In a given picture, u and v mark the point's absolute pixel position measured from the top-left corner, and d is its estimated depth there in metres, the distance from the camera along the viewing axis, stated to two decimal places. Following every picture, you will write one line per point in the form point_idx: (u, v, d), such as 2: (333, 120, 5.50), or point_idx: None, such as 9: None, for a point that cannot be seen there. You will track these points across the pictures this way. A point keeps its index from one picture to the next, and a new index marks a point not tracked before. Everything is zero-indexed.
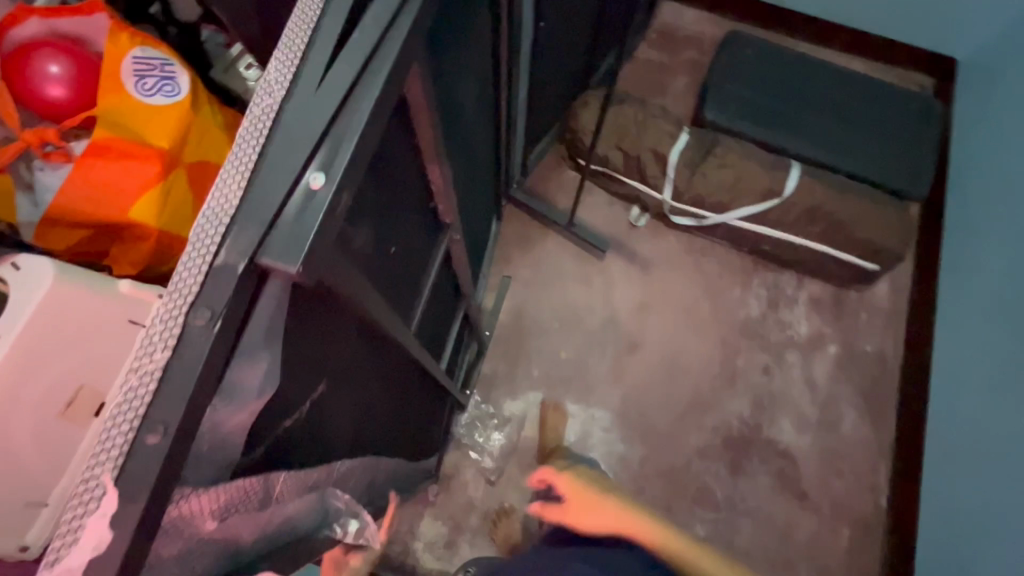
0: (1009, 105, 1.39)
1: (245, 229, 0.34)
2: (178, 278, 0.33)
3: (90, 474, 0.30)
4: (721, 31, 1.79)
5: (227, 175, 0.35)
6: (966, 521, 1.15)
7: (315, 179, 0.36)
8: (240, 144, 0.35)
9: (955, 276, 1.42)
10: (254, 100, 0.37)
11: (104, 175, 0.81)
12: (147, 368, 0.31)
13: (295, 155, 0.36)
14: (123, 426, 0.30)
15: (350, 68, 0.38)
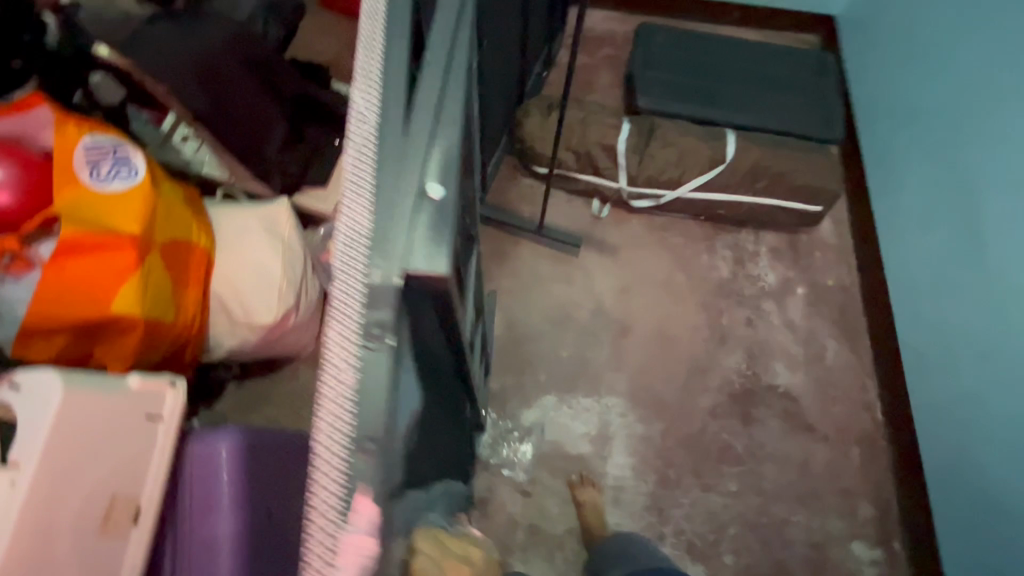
0: (893, 47, 1.59)
1: (389, 251, 0.51)
2: (352, 317, 0.47)
3: (332, 477, 0.42)
4: (629, 26, 1.92)
5: (359, 212, 0.51)
6: (958, 410, 1.29)
7: (431, 200, 0.55)
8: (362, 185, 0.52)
9: (886, 201, 1.58)
10: (355, 154, 0.53)
11: (83, 274, 0.86)
12: (350, 388, 0.45)
13: (402, 192, 0.54)
14: (348, 434, 0.44)
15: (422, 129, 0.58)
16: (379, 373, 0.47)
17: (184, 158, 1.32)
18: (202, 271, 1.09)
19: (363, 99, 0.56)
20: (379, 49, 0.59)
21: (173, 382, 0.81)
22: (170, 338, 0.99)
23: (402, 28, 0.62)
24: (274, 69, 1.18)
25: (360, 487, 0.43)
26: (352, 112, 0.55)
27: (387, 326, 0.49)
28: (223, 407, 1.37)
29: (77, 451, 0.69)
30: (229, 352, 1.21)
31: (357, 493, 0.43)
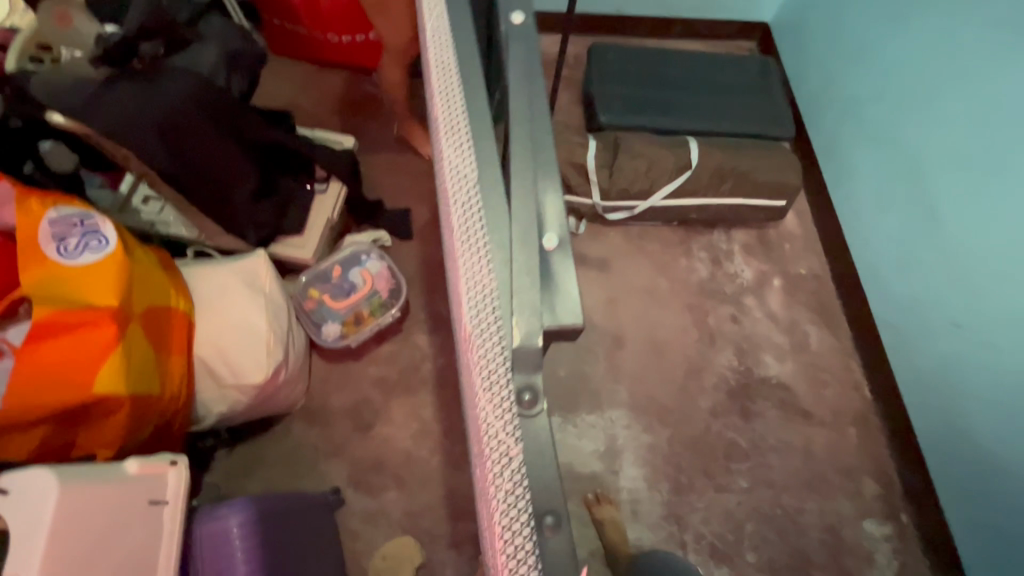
0: (828, 46, 1.70)
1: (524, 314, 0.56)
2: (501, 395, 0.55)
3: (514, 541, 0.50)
4: (580, 47, 1.99)
5: (482, 288, 0.57)
6: (939, 379, 1.36)
7: (551, 244, 0.59)
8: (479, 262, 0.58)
9: (842, 188, 1.67)
10: (463, 237, 0.60)
11: (61, 356, 0.80)
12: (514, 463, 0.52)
13: (531, 246, 0.58)
14: (522, 505, 0.51)
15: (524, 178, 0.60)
16: (540, 432, 0.54)
17: (144, 220, 1.28)
18: (184, 337, 1.04)
19: (457, 180, 0.62)
20: (461, 126, 0.65)
21: (175, 461, 0.76)
22: (158, 413, 0.93)
23: (476, 99, 0.67)
24: (240, 119, 1.15)
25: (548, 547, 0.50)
26: (455, 186, 0.62)
27: (536, 385, 0.55)
28: (213, 477, 1.29)
29: (85, 552, 0.63)
30: (218, 419, 1.15)
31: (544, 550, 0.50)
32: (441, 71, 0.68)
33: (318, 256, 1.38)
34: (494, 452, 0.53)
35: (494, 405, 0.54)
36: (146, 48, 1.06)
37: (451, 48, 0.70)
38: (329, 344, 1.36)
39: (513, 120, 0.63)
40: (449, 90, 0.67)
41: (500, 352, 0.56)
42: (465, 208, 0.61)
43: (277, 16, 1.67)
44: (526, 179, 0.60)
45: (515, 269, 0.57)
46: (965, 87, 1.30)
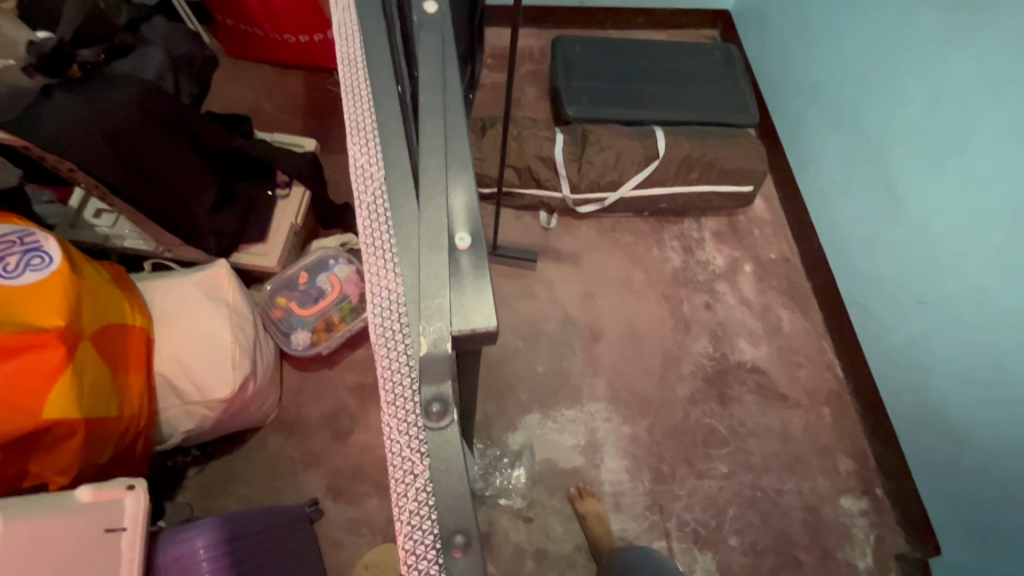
0: (789, 31, 1.72)
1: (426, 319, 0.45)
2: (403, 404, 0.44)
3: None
4: (545, 40, 1.97)
5: (381, 282, 0.47)
6: (906, 356, 1.39)
7: (462, 241, 0.47)
8: (378, 251, 0.48)
9: (807, 172, 1.70)
10: (363, 223, 0.50)
11: (6, 383, 0.76)
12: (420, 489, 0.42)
13: (437, 238, 0.47)
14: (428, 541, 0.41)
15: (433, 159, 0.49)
16: (453, 451, 0.42)
17: (100, 234, 1.22)
18: (143, 354, 1.00)
19: (361, 161, 0.52)
20: (369, 97, 0.55)
21: (132, 485, 0.74)
22: (118, 434, 0.90)
23: (384, 68, 0.56)
24: (194, 127, 1.11)
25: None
26: (357, 171, 0.52)
27: (448, 396, 0.43)
28: (186, 496, 1.25)
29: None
30: (185, 436, 1.11)
31: None
32: (344, 58, 0.59)
33: (284, 263, 1.34)
34: (395, 467, 0.43)
35: (397, 410, 0.44)
36: (85, 54, 1.03)
37: (358, 18, 0.59)
38: (300, 352, 1.32)
39: (423, 91, 0.52)
40: (352, 67, 0.58)
41: (405, 359, 0.45)
42: (367, 199, 0.51)
43: (230, 17, 1.62)
44: (434, 169, 0.49)
45: (418, 264, 0.46)
46: (921, 68, 1.31)
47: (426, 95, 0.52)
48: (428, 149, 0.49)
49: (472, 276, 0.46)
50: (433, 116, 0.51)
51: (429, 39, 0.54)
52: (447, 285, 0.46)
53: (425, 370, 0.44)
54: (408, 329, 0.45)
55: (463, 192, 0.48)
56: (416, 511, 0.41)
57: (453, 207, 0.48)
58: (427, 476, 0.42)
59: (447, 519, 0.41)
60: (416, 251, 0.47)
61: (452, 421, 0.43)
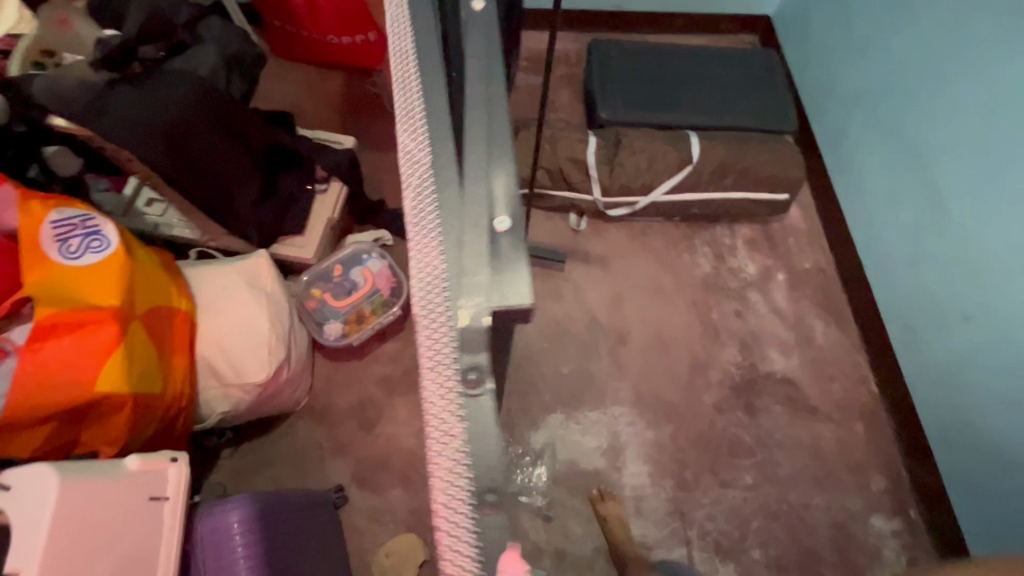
0: (832, 37, 1.69)
1: (467, 294, 0.47)
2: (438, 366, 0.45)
3: (451, 542, 0.40)
4: (581, 44, 1.98)
5: (424, 256, 0.49)
6: (945, 372, 1.35)
7: (501, 223, 0.49)
8: (421, 226, 0.50)
9: (847, 180, 1.66)
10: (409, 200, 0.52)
11: (63, 356, 0.81)
12: (455, 446, 0.42)
13: (480, 216, 0.49)
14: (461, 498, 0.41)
15: (476, 148, 0.52)
16: (488, 416, 0.44)
17: (149, 222, 1.31)
18: (187, 336, 1.05)
19: (407, 141, 0.54)
20: (414, 83, 0.56)
21: (175, 458, 0.77)
22: (161, 411, 0.94)
23: (429, 55, 0.57)
24: (243, 121, 1.16)
25: (496, 545, 0.40)
26: (402, 155, 0.53)
27: (484, 365, 0.45)
28: (219, 476, 1.30)
29: (85, 546, 0.63)
30: (222, 418, 1.16)
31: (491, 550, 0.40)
32: (395, 50, 0.60)
33: (320, 255, 1.38)
34: (433, 428, 0.44)
35: (435, 374, 0.45)
36: (146, 51, 1.09)
37: (407, 9, 0.60)
38: (331, 343, 1.37)
39: (470, 87, 0.55)
40: (403, 57, 0.58)
41: (445, 330, 0.46)
42: (413, 182, 0.52)
43: (277, 19, 1.68)
44: (479, 152, 0.51)
45: (461, 242, 0.48)
46: (975, 76, 1.27)
47: (472, 90, 0.55)
48: (473, 138, 0.52)
49: (510, 255, 0.48)
50: (478, 110, 0.54)
51: (476, 37, 0.57)
52: (486, 263, 0.48)
53: (463, 341, 0.46)
54: (448, 303, 0.47)
55: (504, 177, 0.51)
56: (450, 470, 0.42)
57: (496, 191, 0.50)
58: (463, 437, 0.43)
59: (480, 480, 0.41)
60: (460, 231, 0.49)
61: (487, 389, 0.44)
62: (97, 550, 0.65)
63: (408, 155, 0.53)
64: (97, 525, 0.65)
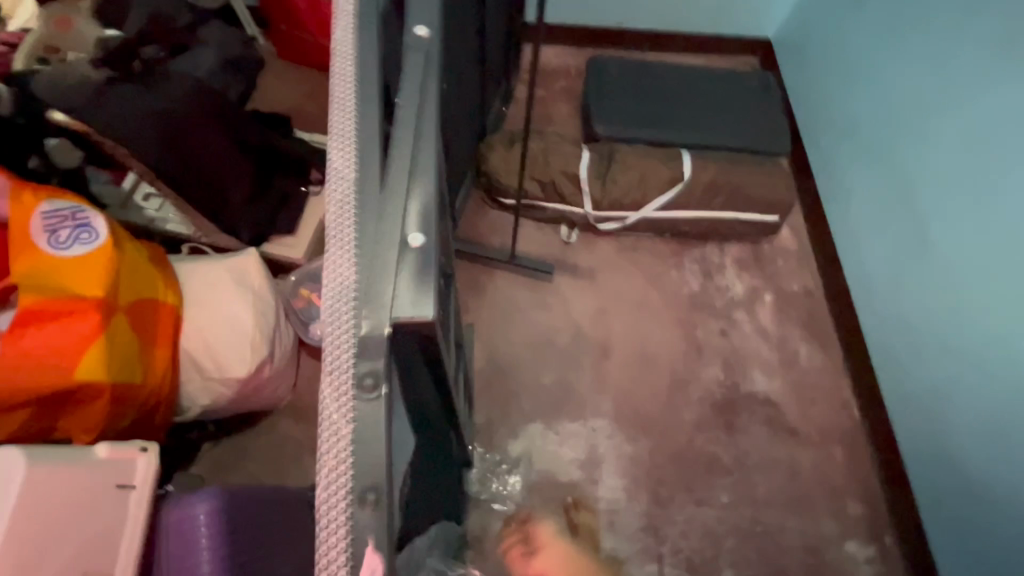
0: (827, 64, 1.71)
1: (373, 305, 0.50)
2: (335, 369, 0.47)
3: (327, 537, 0.42)
4: (581, 60, 2.01)
5: (337, 263, 0.51)
6: (923, 400, 1.35)
7: (415, 240, 0.53)
8: (336, 234, 0.52)
9: (836, 205, 1.67)
10: (330, 209, 0.53)
11: (45, 344, 0.83)
12: (342, 446, 0.44)
13: (395, 233, 0.53)
14: (341, 497, 0.43)
15: (403, 169, 0.56)
16: (377, 420, 0.46)
17: (147, 217, 1.34)
18: (172, 330, 1.07)
19: (337, 154, 0.56)
20: (351, 104, 0.59)
21: (145, 448, 0.79)
22: (139, 402, 0.96)
23: (370, 77, 0.62)
24: (239, 120, 1.19)
25: (366, 541, 0.42)
26: (331, 172, 0.55)
27: (381, 371, 0.47)
28: (198, 469, 1.32)
29: (46, 529, 0.65)
30: (203, 411, 1.18)
31: (362, 547, 0.42)
32: (337, 67, 0.62)
33: (311, 256, 1.41)
34: (323, 427, 0.45)
35: (332, 374, 0.47)
36: (148, 51, 1.14)
37: (352, 33, 0.64)
38: (317, 343, 1.39)
39: (402, 113, 0.60)
40: (343, 78, 0.61)
41: (348, 336, 0.49)
42: (336, 194, 0.54)
43: (284, 23, 1.73)
44: (400, 175, 0.56)
45: (373, 256, 0.52)
46: (960, 108, 1.29)
47: (404, 115, 0.60)
48: (399, 162, 0.57)
49: (419, 270, 0.52)
50: (406, 133, 0.59)
51: (414, 66, 0.63)
52: (396, 277, 0.51)
53: (364, 346, 0.48)
54: (354, 311, 0.49)
55: (421, 200, 0.55)
56: (334, 469, 0.44)
57: (412, 211, 0.55)
58: (350, 437, 0.45)
59: (361, 478, 0.44)
60: (374, 245, 0.52)
61: (380, 394, 0.46)
62: (59, 533, 0.67)
63: (336, 167, 0.55)
64: (61, 509, 0.67)
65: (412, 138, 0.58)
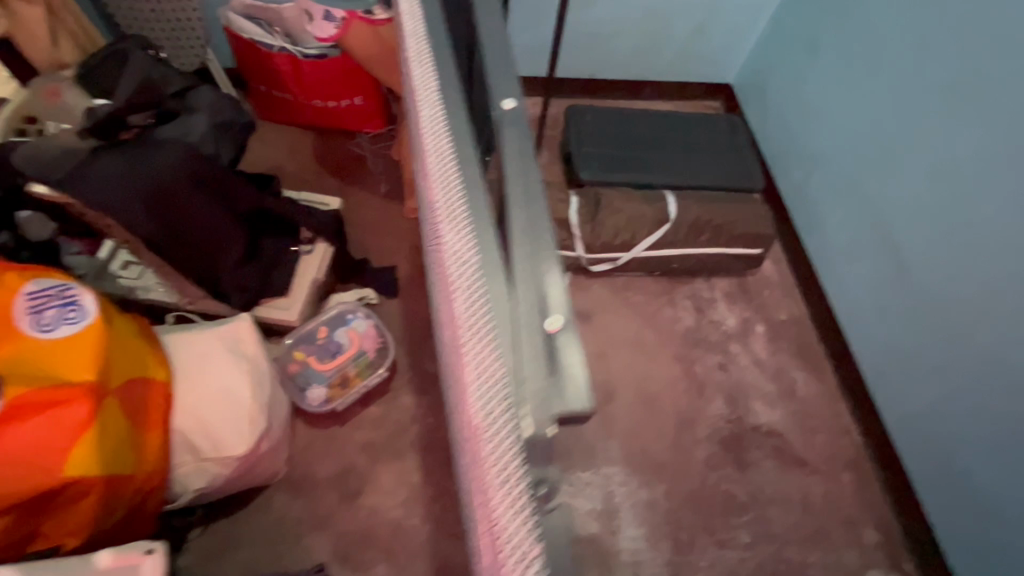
0: (789, 105, 1.83)
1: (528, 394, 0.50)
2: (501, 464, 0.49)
3: None
4: (557, 109, 2.08)
5: (480, 359, 0.54)
6: (923, 422, 1.39)
7: (552, 325, 0.53)
8: (472, 332, 0.55)
9: (813, 235, 1.75)
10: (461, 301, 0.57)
11: (29, 441, 0.75)
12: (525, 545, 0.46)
13: (536, 319, 0.53)
14: None
15: (523, 247, 0.56)
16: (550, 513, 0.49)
17: (123, 286, 1.27)
18: (162, 411, 0.99)
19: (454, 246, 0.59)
20: (458, 186, 0.62)
21: (151, 550, 0.69)
22: (132, 493, 0.88)
23: (468, 154, 0.64)
24: (234, 185, 1.14)
25: None
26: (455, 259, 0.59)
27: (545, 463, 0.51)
28: (188, 559, 1.20)
29: None
30: (196, 495, 1.08)
31: None
32: (433, 152, 0.65)
33: (303, 317, 1.36)
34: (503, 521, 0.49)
35: (502, 476, 0.49)
36: (136, 119, 1.05)
37: (443, 115, 0.67)
38: (313, 409, 1.32)
39: (511, 181, 0.60)
40: (445, 163, 0.64)
41: (509, 434, 0.49)
42: (463, 297, 0.57)
43: (264, 83, 1.71)
44: (525, 257, 0.56)
45: (518, 346, 0.52)
46: (918, 143, 1.39)
47: (512, 185, 0.60)
48: (520, 236, 0.57)
49: (564, 359, 0.53)
50: (520, 204, 0.58)
51: (511, 136, 0.63)
52: (543, 365, 0.52)
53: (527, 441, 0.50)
54: (510, 409, 0.50)
55: (556, 274, 0.55)
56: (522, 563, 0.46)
57: (548, 292, 0.55)
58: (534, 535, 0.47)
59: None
60: (516, 334, 0.53)
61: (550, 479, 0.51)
62: None
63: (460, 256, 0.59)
64: None
65: (526, 211, 0.58)
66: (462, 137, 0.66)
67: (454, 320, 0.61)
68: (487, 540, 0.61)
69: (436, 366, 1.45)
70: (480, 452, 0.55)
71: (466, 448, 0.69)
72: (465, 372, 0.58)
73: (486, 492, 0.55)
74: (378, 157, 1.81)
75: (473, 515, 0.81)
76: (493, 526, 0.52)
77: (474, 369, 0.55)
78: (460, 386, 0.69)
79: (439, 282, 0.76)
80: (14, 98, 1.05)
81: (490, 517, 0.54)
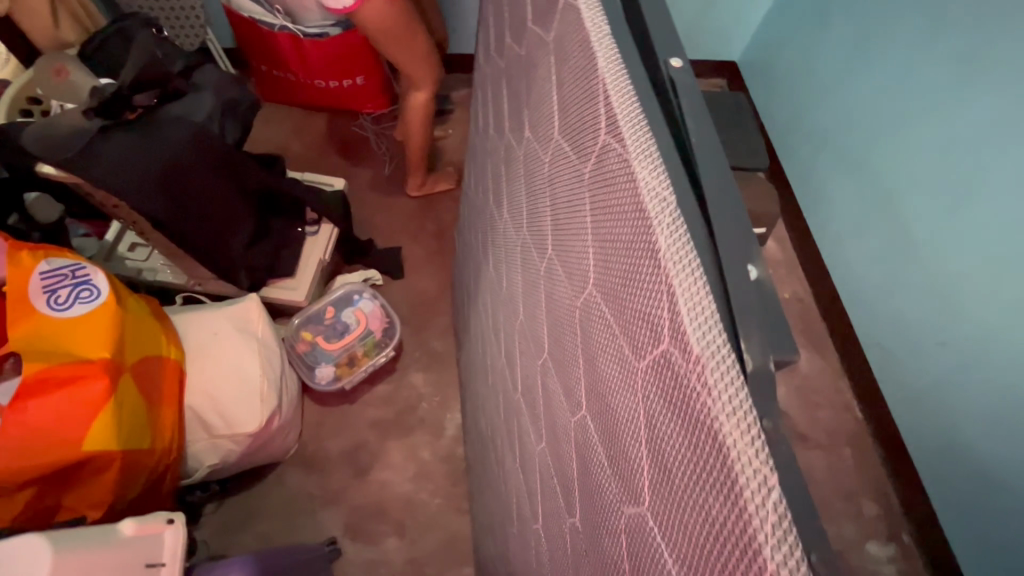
0: (796, 81, 1.80)
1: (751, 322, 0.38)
2: (727, 411, 0.32)
3: None
4: None
5: (678, 266, 0.36)
6: (924, 398, 1.40)
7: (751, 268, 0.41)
8: (662, 228, 0.38)
9: (817, 214, 1.75)
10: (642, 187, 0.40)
11: (48, 415, 0.77)
12: (781, 526, 0.29)
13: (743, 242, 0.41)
14: None
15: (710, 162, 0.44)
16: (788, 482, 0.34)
17: (132, 267, 1.28)
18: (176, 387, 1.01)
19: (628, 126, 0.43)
20: (621, 67, 0.47)
21: (172, 519, 0.72)
22: (150, 467, 0.90)
23: (626, 41, 0.50)
24: (240, 162, 1.15)
25: None
26: (631, 142, 0.42)
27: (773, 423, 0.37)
28: (205, 532, 1.24)
29: None
30: (210, 470, 1.11)
31: None
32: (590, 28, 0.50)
33: (311, 298, 1.38)
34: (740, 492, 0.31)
35: (731, 415, 0.32)
36: (140, 99, 1.02)
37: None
38: (323, 387, 1.34)
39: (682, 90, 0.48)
40: (602, 39, 0.49)
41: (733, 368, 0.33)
42: (655, 183, 0.40)
43: (265, 64, 1.70)
44: (715, 174, 0.44)
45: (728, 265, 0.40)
46: (927, 118, 1.37)
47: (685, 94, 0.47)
48: (704, 151, 0.45)
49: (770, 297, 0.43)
50: (698, 116, 0.46)
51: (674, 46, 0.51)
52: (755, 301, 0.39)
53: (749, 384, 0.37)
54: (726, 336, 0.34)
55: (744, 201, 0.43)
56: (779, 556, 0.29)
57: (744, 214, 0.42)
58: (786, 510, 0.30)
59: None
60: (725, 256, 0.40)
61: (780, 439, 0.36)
62: None
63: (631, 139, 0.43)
64: None
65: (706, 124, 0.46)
66: (618, 25, 0.51)
67: (617, 217, 0.44)
68: (646, 528, 0.43)
69: (442, 345, 1.47)
70: (665, 393, 0.37)
71: (596, 405, 0.51)
72: (634, 285, 0.41)
73: (669, 451, 0.37)
74: (381, 138, 1.80)
75: (562, 497, 0.66)
76: (695, 496, 0.35)
77: (664, 275, 0.37)
78: (592, 319, 0.51)
79: (562, 200, 0.60)
80: (20, 78, 1.08)
81: (681, 486, 0.36)
